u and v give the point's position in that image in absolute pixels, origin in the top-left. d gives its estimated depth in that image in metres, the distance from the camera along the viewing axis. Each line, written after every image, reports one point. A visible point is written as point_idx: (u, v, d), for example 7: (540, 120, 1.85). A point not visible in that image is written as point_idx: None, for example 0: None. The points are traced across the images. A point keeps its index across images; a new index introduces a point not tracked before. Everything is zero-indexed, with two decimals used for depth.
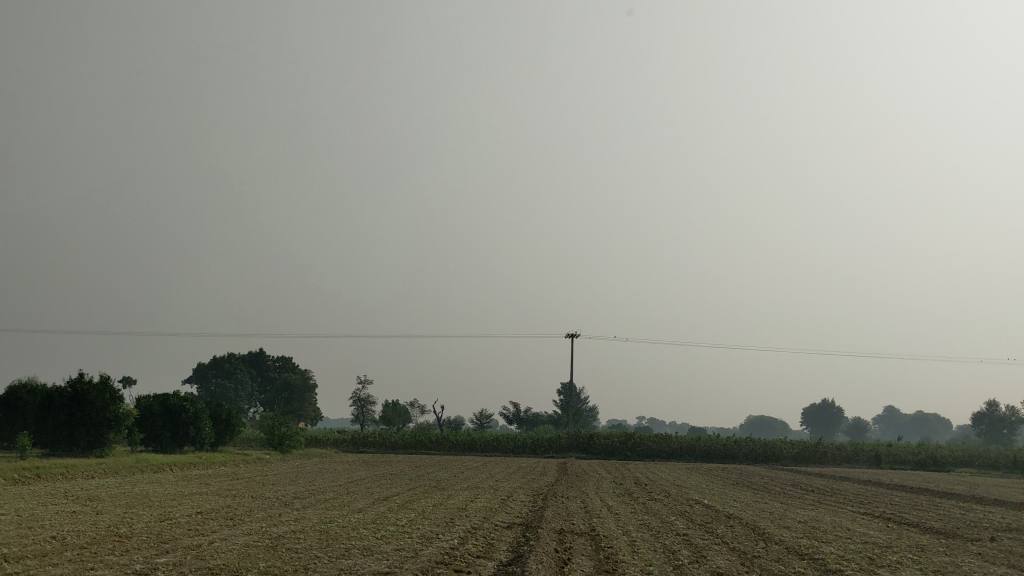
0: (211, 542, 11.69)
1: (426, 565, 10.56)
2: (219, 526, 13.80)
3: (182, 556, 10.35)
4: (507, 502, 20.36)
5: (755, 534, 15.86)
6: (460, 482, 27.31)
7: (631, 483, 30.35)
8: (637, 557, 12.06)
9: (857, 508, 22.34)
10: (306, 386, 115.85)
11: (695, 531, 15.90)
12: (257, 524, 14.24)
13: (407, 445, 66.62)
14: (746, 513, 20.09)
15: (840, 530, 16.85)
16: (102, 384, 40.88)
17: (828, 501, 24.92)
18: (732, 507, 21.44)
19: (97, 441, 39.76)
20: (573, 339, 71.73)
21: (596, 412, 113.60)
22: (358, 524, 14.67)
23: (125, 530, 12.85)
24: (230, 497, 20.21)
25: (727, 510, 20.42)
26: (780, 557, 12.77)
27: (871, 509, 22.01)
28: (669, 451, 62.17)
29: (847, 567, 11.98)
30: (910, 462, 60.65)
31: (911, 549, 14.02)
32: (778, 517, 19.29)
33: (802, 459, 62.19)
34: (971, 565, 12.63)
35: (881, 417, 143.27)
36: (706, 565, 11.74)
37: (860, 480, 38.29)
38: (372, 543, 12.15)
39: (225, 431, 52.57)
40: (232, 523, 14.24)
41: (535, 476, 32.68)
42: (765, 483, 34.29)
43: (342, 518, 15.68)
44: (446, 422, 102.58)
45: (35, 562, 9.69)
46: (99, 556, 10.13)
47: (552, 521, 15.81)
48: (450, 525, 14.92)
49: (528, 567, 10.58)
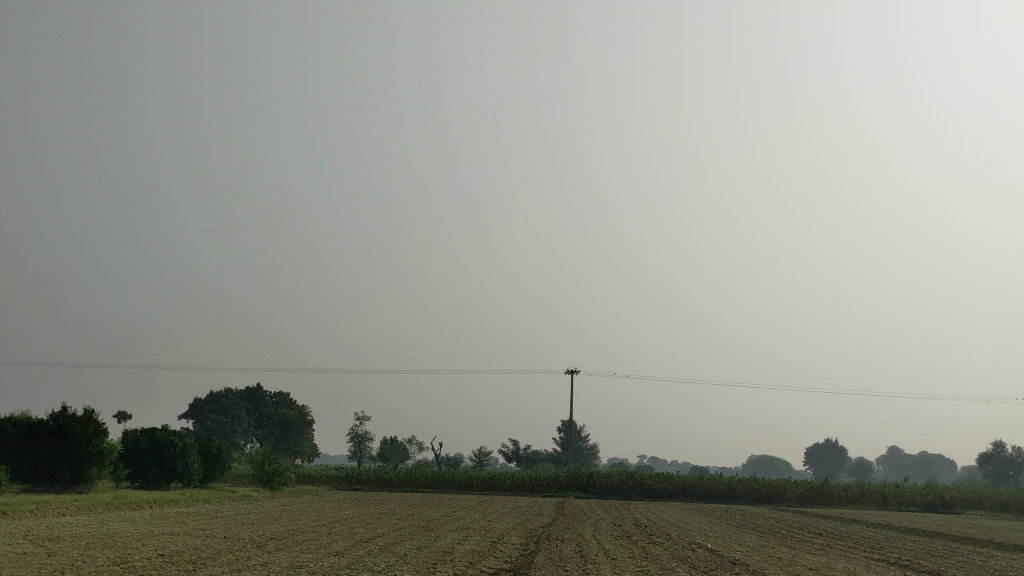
0: None
1: None
2: (177, 571, 12.62)
3: None
4: (497, 545, 19.14)
5: None
6: (451, 523, 26.15)
7: (630, 525, 29.16)
8: None
9: (869, 553, 21.15)
10: (304, 422, 114.11)
11: None
12: (220, 569, 13.07)
13: (402, 482, 65.09)
14: (753, 558, 18.88)
15: None
16: (85, 417, 39.70)
17: (838, 546, 23.67)
18: (738, 552, 20.21)
19: (79, 476, 38.42)
20: (573, 375, 70.56)
21: (597, 450, 111.89)
22: (331, 569, 13.47)
23: None
24: (202, 537, 19.12)
25: (732, 555, 19.20)
26: None
27: (883, 554, 20.93)
28: (670, 491, 60.71)
29: None
30: (918, 504, 59.15)
31: None
32: (788, 562, 18.16)
33: (807, 499, 60.69)
34: None
35: (886, 458, 141.54)
36: None
37: (869, 523, 36.95)
38: None
39: (214, 467, 51.16)
40: (192, 567, 13.08)
41: (531, 515, 31.40)
42: (768, 524, 33.02)
43: (314, 562, 14.49)
44: (445, 460, 100.84)
45: None
46: None
47: (543, 568, 14.62)
48: (432, 571, 13.72)
49: None
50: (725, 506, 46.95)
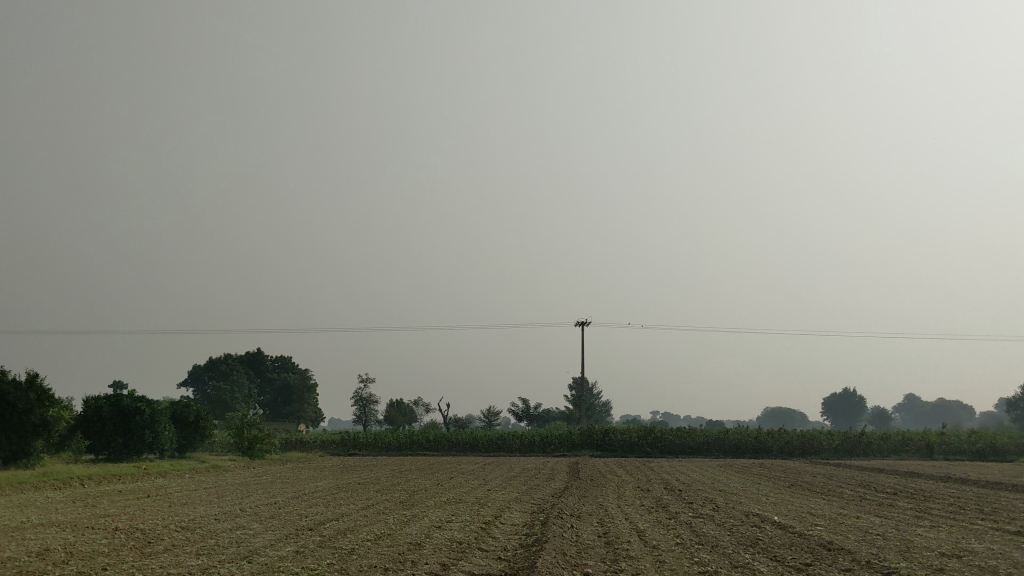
0: (179, 555, 10.70)
1: (437, 568, 9.82)
2: (95, 566, 10.05)
3: (183, 557, 10.56)
4: (489, 526, 14.50)
5: (802, 544, 12.19)
6: (434, 496, 20.67)
7: (660, 491, 23.77)
8: (646, 551, 11.44)
9: (950, 516, 16.57)
10: (306, 386, 108.90)
11: (733, 552, 11.45)
12: (138, 563, 10.21)
13: (403, 446, 60.21)
14: (820, 529, 14.26)
15: (941, 553, 11.41)
16: (28, 382, 34.65)
17: (912, 506, 18.97)
18: (795, 520, 15.49)
19: (20, 451, 33.43)
20: (582, 326, 64.85)
21: (611, 408, 106.85)
22: (279, 559, 10.43)
23: (55, 553, 10.94)
24: (74, 531, 13.39)
25: (787, 525, 14.65)
26: (792, 543, 12.18)
27: (973, 518, 16.28)
28: (694, 447, 55.86)
29: (836, 558, 10.98)
30: (966, 453, 53.96)
31: (936, 541, 12.59)
32: (859, 532, 13.71)
33: (844, 451, 55.71)
34: (955, 542, 12.48)
35: (903, 406, 136.77)
36: (763, 553, 11.28)
37: (933, 476, 31.71)
38: (311, 553, 11.01)
39: (190, 435, 46.31)
40: (128, 556, 10.77)
41: (541, 480, 26.52)
42: (823, 484, 27.50)
43: (228, 558, 10.44)
44: (451, 422, 96.15)
45: (76, 568, 9.95)
46: (135, 559, 10.52)
47: (538, 555, 10.61)
48: (407, 555, 10.94)
49: (541, 563, 9.93)
50: (756, 462, 42.05)
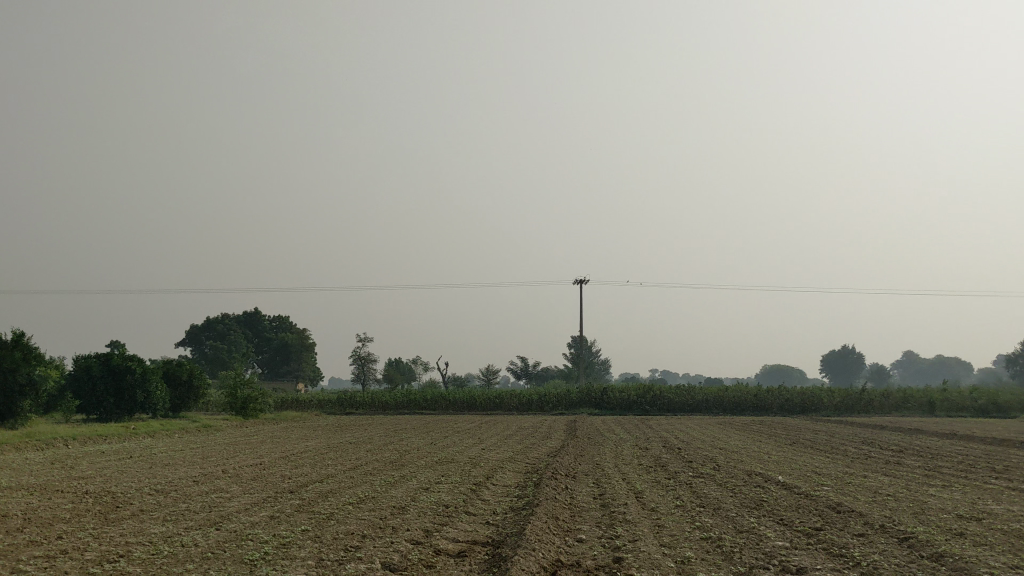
0: (143, 522, 9.96)
1: (417, 535, 9.11)
2: (52, 533, 9.32)
3: (146, 522, 9.83)
4: (479, 487, 13.79)
5: (809, 506, 11.47)
6: (426, 456, 19.99)
7: (659, 449, 23.13)
8: (644, 514, 10.71)
9: (961, 475, 15.92)
10: (305, 345, 108.35)
11: (735, 515, 10.74)
12: (95, 530, 9.48)
13: (400, 405, 59.68)
14: (827, 489, 13.57)
15: (959, 515, 10.67)
16: (14, 341, 33.95)
17: (920, 465, 18.29)
18: (800, 479, 14.82)
19: (8, 411, 32.81)
20: (581, 283, 64.02)
21: (610, 366, 106.51)
22: (249, 526, 9.71)
23: (13, 519, 10.23)
24: (44, 495, 12.68)
25: (793, 486, 13.93)
26: (799, 506, 11.45)
27: (986, 477, 15.60)
28: (693, 405, 55.35)
29: (846, 520, 10.25)
30: (968, 409, 53.55)
31: (950, 502, 11.86)
32: (867, 493, 13.02)
33: (845, 408, 55.27)
34: (971, 503, 11.76)
35: (902, 362, 136.62)
36: (771, 516, 10.54)
37: (937, 433, 31.17)
38: (283, 518, 10.29)
39: (183, 394, 45.70)
40: (87, 522, 10.06)
41: (538, 439, 25.87)
42: (826, 441, 26.93)
43: (191, 525, 9.72)
44: (450, 380, 95.68)
45: (29, 536, 9.23)
46: (98, 526, 9.78)
47: (527, 520, 9.90)
48: (388, 520, 10.25)
49: (532, 527, 9.21)
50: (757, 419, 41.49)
